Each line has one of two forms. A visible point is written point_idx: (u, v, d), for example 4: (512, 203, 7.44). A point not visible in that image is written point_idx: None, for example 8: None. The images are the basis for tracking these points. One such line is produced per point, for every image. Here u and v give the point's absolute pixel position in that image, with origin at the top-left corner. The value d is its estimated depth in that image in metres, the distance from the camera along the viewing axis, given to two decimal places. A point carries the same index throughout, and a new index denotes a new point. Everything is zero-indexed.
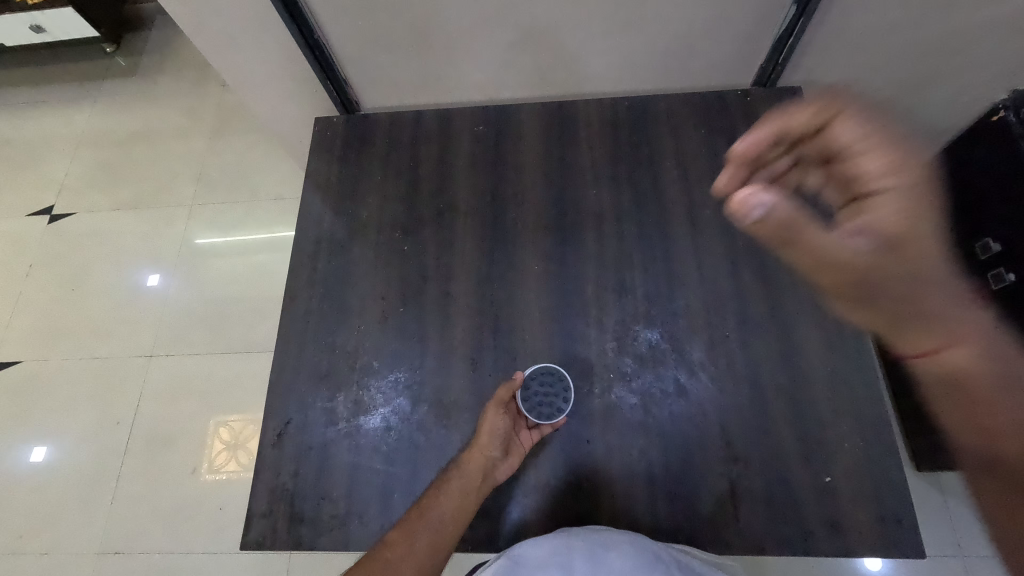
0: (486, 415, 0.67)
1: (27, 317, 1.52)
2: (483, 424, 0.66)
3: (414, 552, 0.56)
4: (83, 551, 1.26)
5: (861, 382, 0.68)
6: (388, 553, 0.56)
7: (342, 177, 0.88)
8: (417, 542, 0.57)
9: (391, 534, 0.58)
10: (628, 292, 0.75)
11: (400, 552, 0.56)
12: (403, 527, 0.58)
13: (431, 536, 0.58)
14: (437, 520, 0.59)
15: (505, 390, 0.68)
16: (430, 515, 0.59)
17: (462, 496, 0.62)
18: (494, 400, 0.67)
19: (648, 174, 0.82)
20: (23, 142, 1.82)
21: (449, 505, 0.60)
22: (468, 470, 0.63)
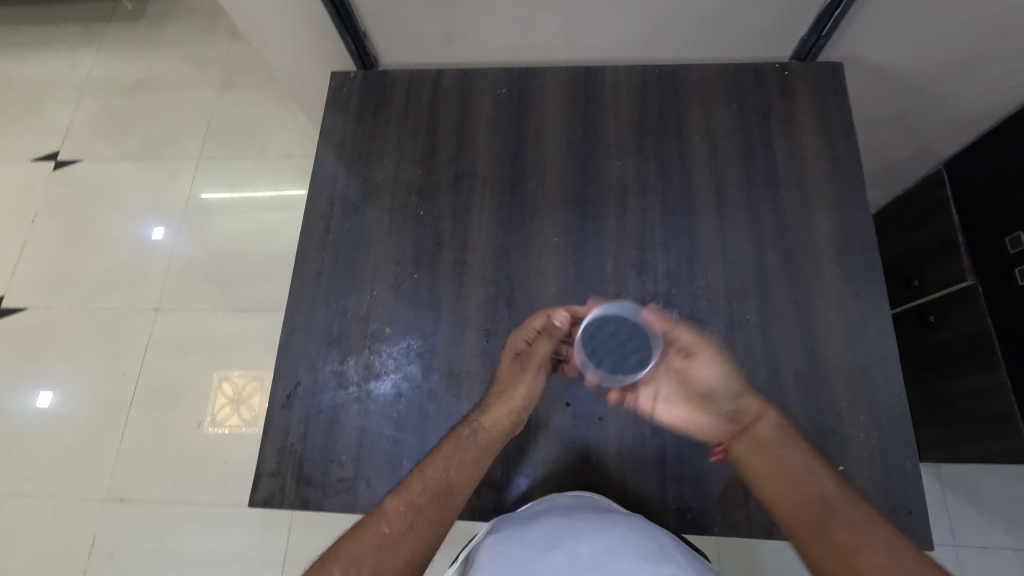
0: (519, 375, 0.63)
1: (32, 264, 1.51)
2: (518, 392, 0.62)
3: (414, 527, 0.52)
4: (88, 497, 1.28)
5: (882, 373, 0.67)
6: (385, 527, 0.52)
7: (357, 136, 0.85)
8: (420, 516, 0.53)
9: (389, 504, 0.54)
10: (649, 269, 0.73)
11: (399, 525, 0.52)
12: (404, 499, 0.54)
13: (434, 510, 0.54)
14: (442, 493, 0.55)
15: (549, 345, 0.64)
16: (434, 486, 0.56)
17: (471, 465, 0.58)
18: (535, 360, 0.63)
19: (675, 148, 0.79)
20: (28, 84, 1.77)
21: (455, 476, 0.57)
22: (481, 438, 0.60)
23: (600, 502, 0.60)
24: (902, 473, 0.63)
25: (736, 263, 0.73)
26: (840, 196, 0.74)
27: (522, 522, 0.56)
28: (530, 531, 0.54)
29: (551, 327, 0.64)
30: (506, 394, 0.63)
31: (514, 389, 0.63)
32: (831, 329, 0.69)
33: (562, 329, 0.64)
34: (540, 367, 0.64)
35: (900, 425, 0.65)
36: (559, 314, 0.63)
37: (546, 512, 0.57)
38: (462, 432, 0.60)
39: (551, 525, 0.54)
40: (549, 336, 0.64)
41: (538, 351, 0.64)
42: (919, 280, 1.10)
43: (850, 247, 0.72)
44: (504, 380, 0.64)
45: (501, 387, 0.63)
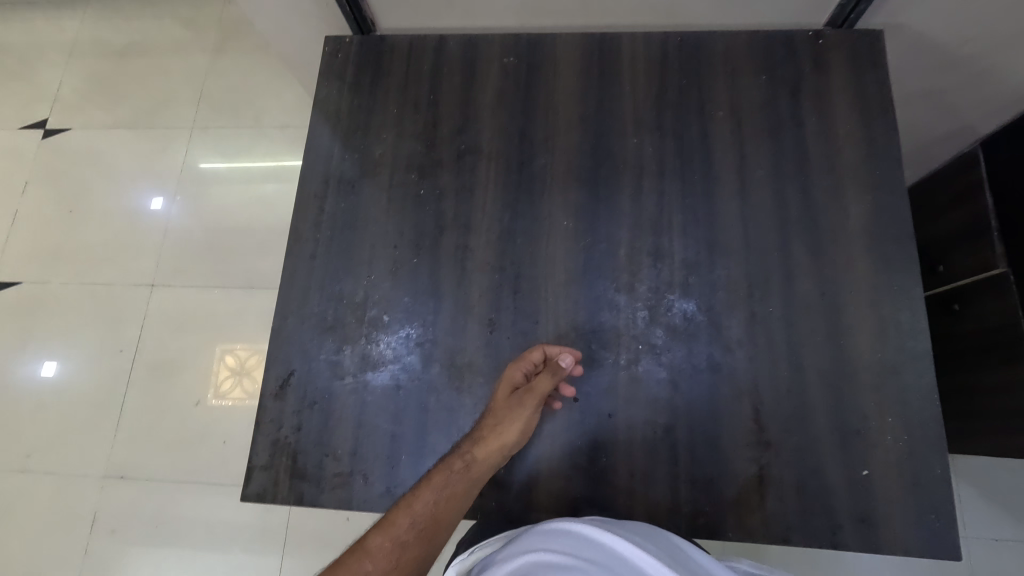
0: (516, 409, 0.60)
1: (24, 236, 1.47)
2: (513, 423, 0.59)
3: (399, 566, 0.49)
4: (89, 473, 1.27)
5: (912, 373, 0.62)
6: (368, 564, 0.48)
7: (354, 107, 0.79)
8: (405, 553, 0.50)
9: (373, 540, 0.50)
10: (665, 257, 0.68)
11: (383, 563, 0.49)
12: (389, 535, 0.50)
13: (419, 547, 0.51)
14: (428, 528, 0.52)
15: (548, 382, 0.60)
16: (421, 521, 0.52)
17: (459, 500, 0.55)
18: (534, 395, 0.60)
19: (696, 125, 0.73)
20: (13, 46, 1.69)
21: (443, 509, 0.54)
22: (472, 471, 0.57)
23: (633, 524, 0.54)
24: (932, 479, 0.59)
25: (760, 251, 0.67)
26: (876, 179, 0.69)
27: (556, 536, 0.49)
28: (570, 546, 0.47)
29: (555, 366, 0.61)
30: (502, 424, 0.59)
31: (509, 423, 0.59)
32: (859, 325, 0.64)
33: (566, 370, 0.61)
34: (539, 401, 0.60)
35: (931, 428, 0.60)
36: (568, 355, 0.61)
37: (583, 527, 0.50)
38: (453, 464, 0.57)
39: (592, 544, 0.47)
40: (550, 374, 0.61)
41: (539, 387, 0.60)
42: (944, 266, 1.03)
43: (885, 236, 0.66)
44: (499, 409, 0.60)
45: (495, 416, 0.60)
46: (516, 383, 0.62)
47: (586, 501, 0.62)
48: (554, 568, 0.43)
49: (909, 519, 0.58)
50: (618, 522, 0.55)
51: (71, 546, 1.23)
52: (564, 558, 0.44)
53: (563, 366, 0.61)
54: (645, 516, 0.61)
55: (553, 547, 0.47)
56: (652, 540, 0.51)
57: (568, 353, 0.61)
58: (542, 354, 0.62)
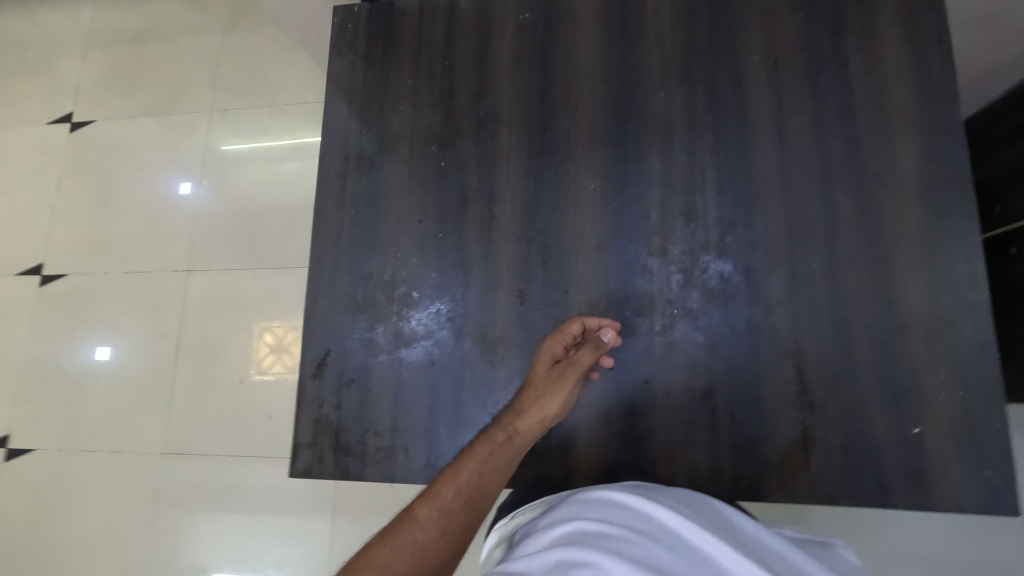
0: (557, 381, 0.59)
1: (65, 230, 1.51)
2: (555, 395, 0.58)
3: (448, 535, 0.46)
4: (148, 450, 1.35)
5: (969, 325, 0.59)
6: (418, 533, 0.45)
7: (368, 80, 0.77)
8: (453, 522, 0.47)
9: (421, 509, 0.47)
10: (698, 216, 0.65)
11: (433, 530, 0.46)
12: (438, 502, 0.47)
13: (467, 515, 0.48)
14: (474, 496, 0.49)
15: (591, 356, 0.61)
16: (467, 490, 0.49)
17: (503, 471, 0.53)
18: (576, 368, 0.60)
19: (729, 72, 0.68)
20: (32, 40, 1.69)
21: (488, 479, 0.51)
22: (515, 442, 0.55)
23: (672, 491, 0.53)
24: (989, 435, 0.56)
25: (801, 206, 0.64)
26: (929, 118, 0.63)
27: (597, 505, 0.48)
28: (613, 516, 0.46)
29: (596, 339, 0.62)
30: (543, 395, 0.58)
31: (552, 395, 0.58)
32: (910, 278, 0.61)
33: (608, 345, 0.62)
34: (581, 375, 0.61)
35: (989, 381, 0.57)
36: (611, 329, 0.62)
37: (624, 497, 0.49)
38: (497, 435, 0.54)
39: (636, 513, 0.47)
40: (592, 347, 0.62)
41: (582, 359, 0.60)
42: (1001, 207, 0.93)
43: (939, 181, 0.62)
44: (540, 381, 0.60)
45: (536, 388, 0.59)
46: (556, 356, 0.62)
47: (626, 468, 0.62)
48: (600, 536, 0.42)
49: (963, 476, 0.56)
50: (658, 487, 0.54)
51: (140, 517, 1.31)
52: (609, 528, 0.44)
53: (604, 340, 0.62)
54: (686, 481, 0.61)
55: (596, 516, 0.46)
56: (693, 509, 0.50)
57: (611, 327, 0.63)
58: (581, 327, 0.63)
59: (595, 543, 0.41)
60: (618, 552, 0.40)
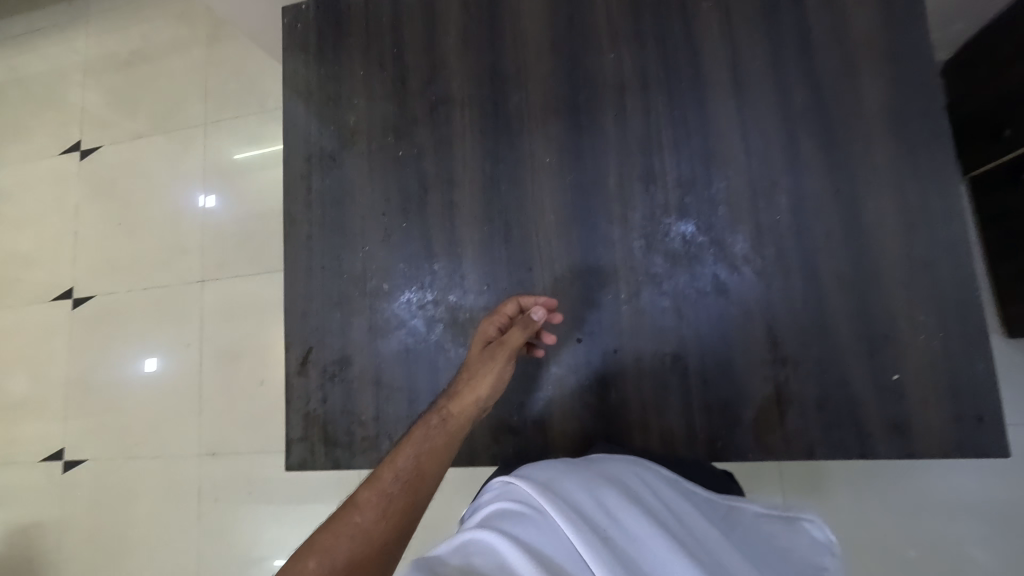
0: (487, 362, 0.58)
1: (86, 253, 1.55)
2: (486, 374, 0.58)
3: (390, 515, 0.44)
4: (185, 455, 1.37)
5: (948, 263, 0.56)
6: (358, 517, 0.43)
7: (323, 78, 0.77)
8: (394, 503, 0.45)
9: (361, 494, 0.46)
10: (657, 178, 0.64)
11: (374, 512, 0.44)
12: (377, 486, 0.46)
13: (409, 496, 0.46)
14: (414, 478, 0.48)
15: (521, 334, 0.60)
16: (405, 474, 0.48)
17: (442, 452, 0.51)
18: (506, 347, 0.59)
19: (679, 23, 0.65)
20: (33, 74, 1.70)
21: (426, 461, 0.50)
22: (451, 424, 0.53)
23: (629, 463, 0.47)
24: (974, 375, 0.54)
25: (763, 157, 0.61)
26: (895, 47, 0.59)
27: (537, 473, 0.42)
28: (548, 483, 0.40)
29: (527, 319, 0.60)
30: (474, 376, 0.58)
31: (482, 376, 0.58)
32: (882, 220, 0.57)
33: (538, 323, 0.60)
34: (512, 355, 0.60)
35: (971, 320, 0.54)
36: (540, 307, 0.60)
37: (568, 469, 0.43)
38: (430, 419, 0.54)
39: (575, 486, 0.40)
40: (522, 328, 0.60)
41: (511, 340, 0.59)
42: (1011, 129, 0.78)
43: (909, 113, 0.58)
44: (472, 364, 0.59)
45: (469, 371, 0.58)
46: (489, 338, 0.61)
47: (600, 438, 0.62)
48: (524, 520, 0.36)
49: (947, 419, 0.54)
50: (621, 466, 0.47)
51: (184, 519, 1.35)
52: (537, 500, 0.37)
53: (535, 318, 0.60)
54: (662, 448, 0.60)
55: (529, 484, 0.40)
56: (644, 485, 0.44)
57: (541, 305, 0.61)
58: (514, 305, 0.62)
59: (514, 529, 0.35)
60: (529, 541, 0.34)
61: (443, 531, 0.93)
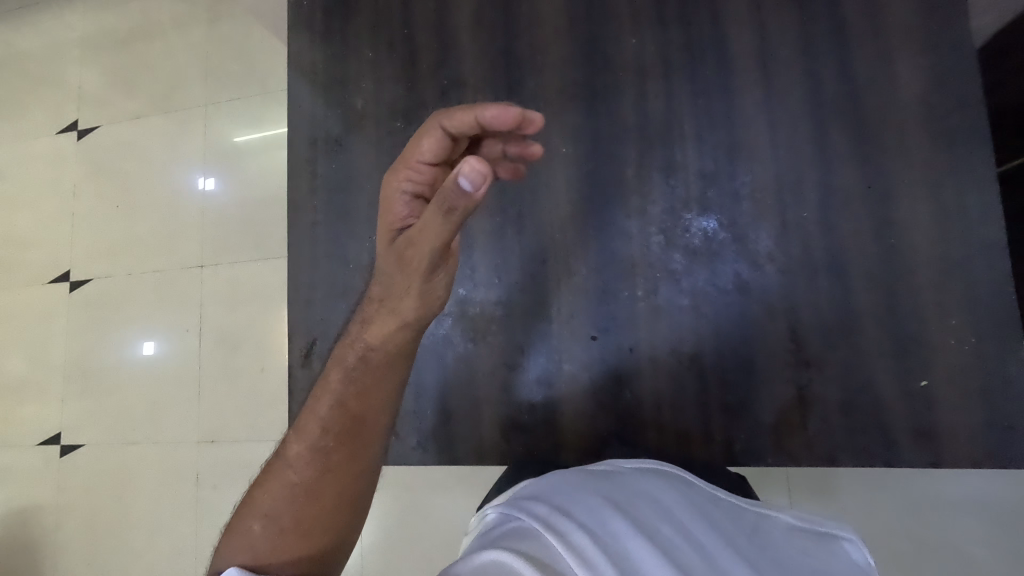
0: (401, 272, 0.45)
1: (84, 235, 1.51)
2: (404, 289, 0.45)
3: (325, 471, 0.46)
4: (185, 441, 1.35)
5: (982, 264, 0.53)
6: (293, 475, 0.46)
7: (329, 59, 0.74)
8: (331, 459, 0.46)
9: (294, 447, 0.48)
10: (678, 170, 0.61)
11: (310, 470, 0.46)
12: (306, 442, 0.47)
13: (343, 449, 0.47)
14: (346, 428, 0.47)
15: (441, 223, 0.41)
16: (334, 421, 0.47)
17: (376, 390, 0.48)
18: (422, 245, 0.43)
19: (704, 7, 0.62)
20: (29, 51, 1.66)
21: (356, 405, 0.48)
22: (372, 357, 0.48)
23: (646, 478, 0.47)
24: (1007, 382, 0.52)
25: (790, 150, 0.58)
26: (932, 37, 0.56)
27: (548, 493, 0.42)
28: (560, 504, 0.39)
29: (442, 191, 0.38)
30: (391, 294, 0.47)
31: (400, 291, 0.46)
32: (914, 217, 0.55)
33: (465, 199, 0.39)
34: (436, 248, 0.43)
35: (1005, 325, 0.52)
36: (463, 175, 0.37)
37: (580, 487, 0.43)
38: (348, 357, 0.48)
39: (587, 503, 0.39)
40: (440, 206, 0.40)
41: (423, 233, 0.42)
42: None
43: (946, 106, 0.55)
44: (388, 268, 0.46)
45: (387, 277, 0.47)
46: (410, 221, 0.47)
47: (613, 439, 0.60)
48: (530, 539, 0.34)
49: (976, 428, 0.52)
50: (642, 482, 0.46)
51: (184, 505, 1.33)
52: (546, 517, 0.36)
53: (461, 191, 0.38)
54: (677, 449, 0.59)
55: (537, 506, 0.39)
56: (665, 501, 0.43)
57: (472, 162, 0.37)
58: (444, 135, 0.46)
59: (519, 545, 0.34)
60: (537, 551, 0.33)
61: (447, 525, 0.92)
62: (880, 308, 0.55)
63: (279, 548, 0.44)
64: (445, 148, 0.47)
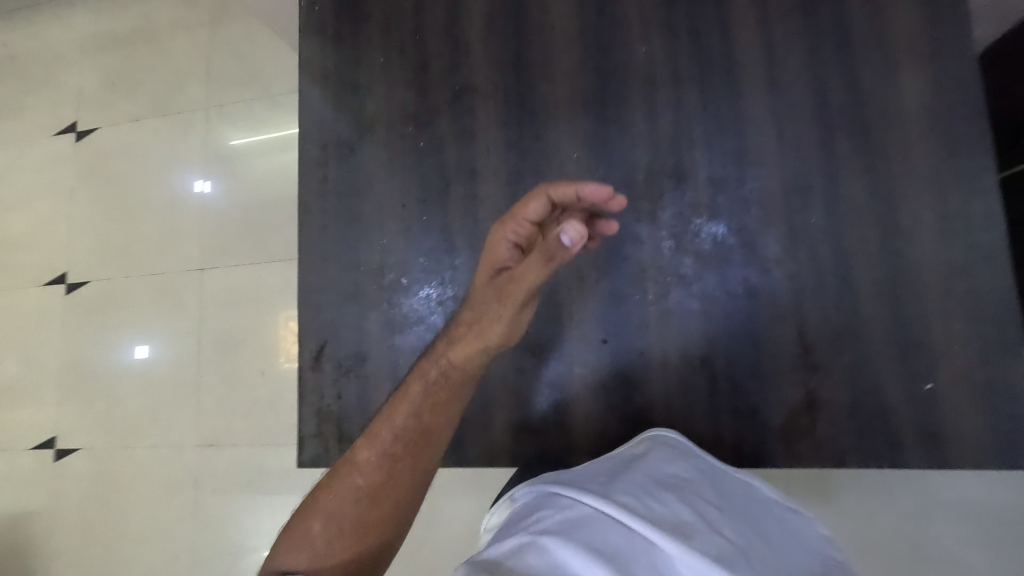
0: (494, 304, 0.51)
1: (81, 237, 1.50)
2: (494, 319, 0.51)
3: (390, 478, 0.51)
4: (183, 445, 1.34)
5: (985, 271, 0.55)
6: (359, 479, 0.51)
7: (340, 64, 0.74)
8: (397, 467, 0.51)
9: (363, 452, 0.51)
10: (688, 177, 0.62)
11: (376, 475, 0.51)
12: (377, 449, 0.51)
13: (409, 458, 0.52)
14: (414, 440, 0.52)
15: (539, 270, 0.48)
16: (405, 434, 0.51)
17: (445, 408, 0.53)
18: (519, 286, 0.50)
19: (713, 17, 0.63)
20: (27, 52, 1.65)
21: (427, 419, 0.52)
22: (450, 377, 0.53)
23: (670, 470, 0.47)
24: (1009, 385, 0.53)
25: (797, 157, 0.60)
26: (936, 49, 0.58)
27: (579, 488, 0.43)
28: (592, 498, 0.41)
29: (548, 243, 0.47)
30: (481, 323, 0.52)
31: (490, 320, 0.52)
32: (919, 224, 0.56)
33: (563, 253, 0.47)
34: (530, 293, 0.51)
35: (1008, 330, 0.53)
36: (569, 234, 0.45)
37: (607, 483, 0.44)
38: (429, 373, 0.53)
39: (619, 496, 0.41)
40: (543, 255, 0.48)
41: (524, 276, 0.49)
42: None
43: (949, 116, 0.57)
44: (483, 300, 0.53)
45: (479, 306, 0.53)
46: (505, 264, 0.52)
47: (624, 441, 0.61)
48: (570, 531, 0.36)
49: (980, 430, 0.53)
50: (657, 469, 0.47)
51: (181, 509, 1.32)
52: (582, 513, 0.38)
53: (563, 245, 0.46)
54: None
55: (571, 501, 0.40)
56: (683, 488, 0.45)
57: (574, 225, 0.45)
58: (549, 201, 0.49)
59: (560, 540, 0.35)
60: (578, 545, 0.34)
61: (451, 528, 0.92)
62: (886, 312, 0.56)
63: (335, 544, 0.49)
64: (549, 212, 0.50)
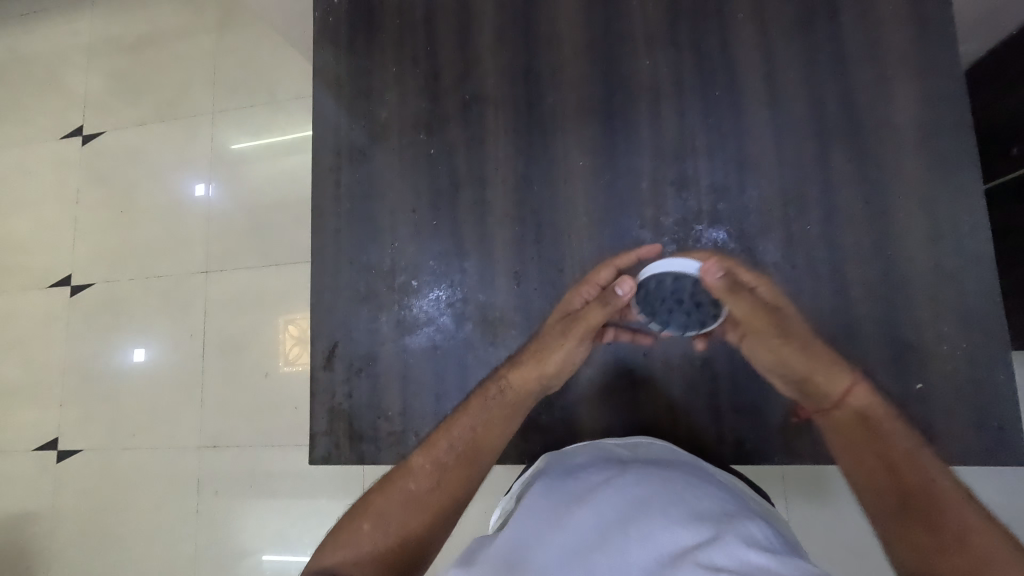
0: (559, 336, 0.61)
1: (87, 240, 1.52)
2: (555, 349, 0.60)
3: (440, 486, 0.54)
4: (186, 446, 1.35)
5: (973, 275, 0.57)
6: (411, 484, 0.54)
7: (353, 73, 0.77)
8: (448, 476, 0.55)
9: (418, 459, 0.55)
10: (690, 184, 0.65)
11: (428, 482, 0.54)
12: (432, 456, 0.55)
13: (461, 470, 0.56)
14: (468, 452, 0.56)
15: (599, 315, 0.59)
16: (461, 446, 0.56)
17: (498, 428, 0.58)
18: (584, 324, 0.60)
19: (715, 32, 0.66)
20: (34, 56, 1.66)
21: (482, 434, 0.57)
22: (507, 396, 0.59)
23: (676, 468, 0.51)
24: (996, 384, 0.56)
25: (795, 166, 0.63)
26: (926, 64, 0.60)
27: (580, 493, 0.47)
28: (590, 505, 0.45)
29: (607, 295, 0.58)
30: (542, 352, 0.61)
31: (552, 349, 0.61)
32: (911, 231, 0.59)
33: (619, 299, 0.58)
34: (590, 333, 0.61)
35: (994, 332, 0.56)
36: (625, 284, 0.56)
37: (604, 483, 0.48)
38: (490, 390, 0.59)
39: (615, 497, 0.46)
40: (602, 304, 0.59)
41: (588, 318, 0.60)
42: None
43: (939, 128, 0.60)
44: (548, 334, 0.62)
45: (544, 339, 0.62)
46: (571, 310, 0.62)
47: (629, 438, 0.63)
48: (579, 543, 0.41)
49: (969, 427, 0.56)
50: (648, 463, 0.51)
51: (184, 510, 1.33)
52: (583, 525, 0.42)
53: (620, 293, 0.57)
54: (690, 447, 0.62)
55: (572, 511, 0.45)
56: (670, 475, 0.49)
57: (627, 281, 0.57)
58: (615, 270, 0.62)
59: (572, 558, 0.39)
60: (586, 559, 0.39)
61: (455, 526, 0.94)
62: (878, 314, 0.59)
63: (382, 544, 0.51)
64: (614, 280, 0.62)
